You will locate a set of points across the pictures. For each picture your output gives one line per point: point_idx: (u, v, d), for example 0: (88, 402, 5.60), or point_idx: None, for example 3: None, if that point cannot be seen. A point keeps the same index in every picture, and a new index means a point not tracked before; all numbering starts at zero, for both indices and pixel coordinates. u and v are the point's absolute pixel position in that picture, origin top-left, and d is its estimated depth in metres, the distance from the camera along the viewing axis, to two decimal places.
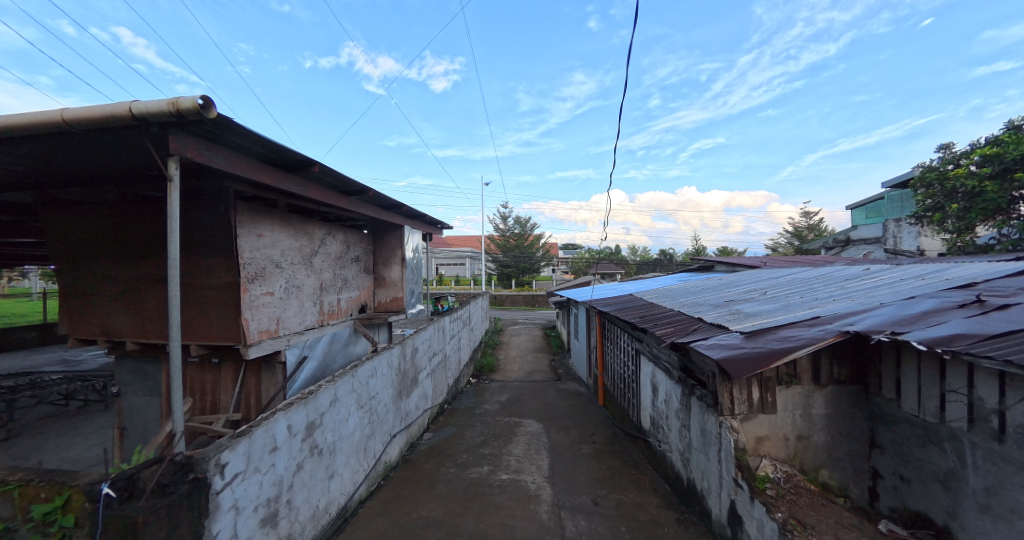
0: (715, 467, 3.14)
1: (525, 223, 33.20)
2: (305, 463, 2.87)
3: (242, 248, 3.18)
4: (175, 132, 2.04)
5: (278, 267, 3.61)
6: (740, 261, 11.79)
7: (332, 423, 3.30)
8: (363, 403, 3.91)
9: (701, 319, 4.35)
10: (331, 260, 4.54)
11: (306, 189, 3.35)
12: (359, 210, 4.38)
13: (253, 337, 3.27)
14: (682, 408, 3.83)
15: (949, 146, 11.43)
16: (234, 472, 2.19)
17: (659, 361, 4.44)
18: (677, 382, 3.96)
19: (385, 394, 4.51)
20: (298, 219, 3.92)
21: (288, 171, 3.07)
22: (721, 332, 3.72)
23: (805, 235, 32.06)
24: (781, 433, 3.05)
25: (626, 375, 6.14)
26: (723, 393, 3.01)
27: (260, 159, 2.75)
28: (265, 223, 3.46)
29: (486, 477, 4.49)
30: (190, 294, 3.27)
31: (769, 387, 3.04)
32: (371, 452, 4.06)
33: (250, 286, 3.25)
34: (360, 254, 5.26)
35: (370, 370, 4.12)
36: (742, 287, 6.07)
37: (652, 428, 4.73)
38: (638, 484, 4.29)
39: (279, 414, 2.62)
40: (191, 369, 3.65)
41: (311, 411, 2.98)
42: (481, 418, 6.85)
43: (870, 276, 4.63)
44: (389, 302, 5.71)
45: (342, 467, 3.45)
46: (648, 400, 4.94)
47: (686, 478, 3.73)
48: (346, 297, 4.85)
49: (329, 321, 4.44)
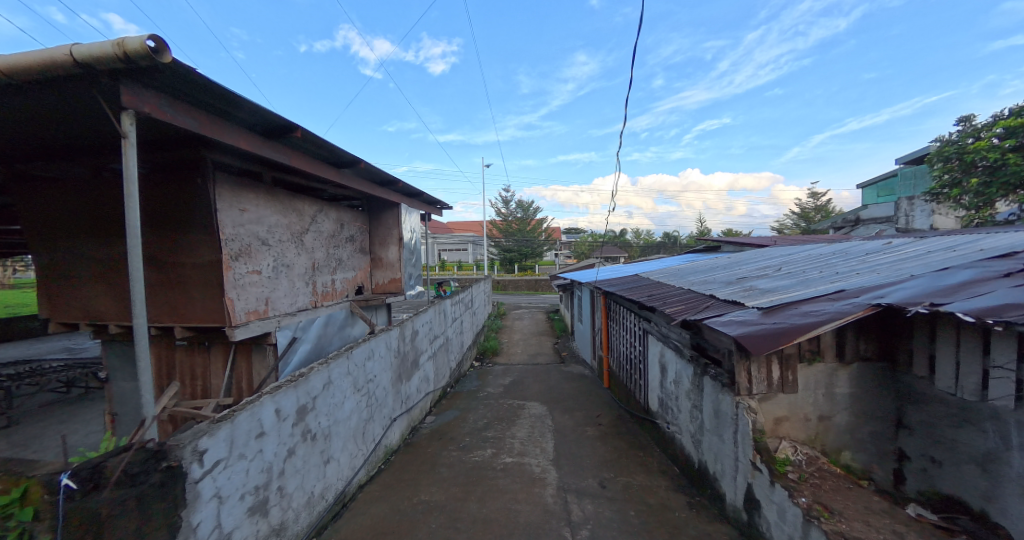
0: (730, 449, 2.98)
1: (526, 207, 32.73)
2: (297, 449, 2.73)
3: (223, 223, 2.97)
4: (128, 83, 1.76)
5: (265, 244, 3.37)
6: (749, 240, 11.56)
7: (327, 407, 3.15)
8: (360, 387, 3.77)
9: (713, 296, 4.16)
10: (324, 239, 4.33)
11: (289, 157, 3.09)
12: (350, 184, 4.14)
13: (241, 317, 3.09)
14: (693, 389, 3.65)
15: (970, 117, 11.00)
16: (216, 459, 2.03)
17: (669, 341, 4.24)
18: (687, 362, 3.77)
19: (384, 377, 4.36)
20: (285, 194, 3.70)
21: (268, 137, 2.82)
22: (736, 308, 3.53)
23: (811, 215, 31.57)
24: (801, 413, 2.86)
25: (632, 356, 5.99)
26: (741, 372, 2.84)
27: (234, 123, 2.50)
28: (248, 197, 3.23)
29: (489, 460, 4.37)
30: (173, 274, 3.07)
31: (790, 365, 2.84)
32: (370, 437, 3.93)
33: (234, 264, 3.04)
34: (355, 234, 5.04)
35: (367, 352, 3.94)
36: (752, 265, 5.82)
37: (661, 410, 4.56)
38: (646, 467, 4.16)
39: (266, 397, 2.46)
40: (180, 353, 3.51)
41: (302, 394, 2.82)
42: (484, 401, 6.74)
43: (890, 251, 4.39)
44: (387, 283, 5.49)
45: (340, 452, 3.33)
46: (656, 381, 4.78)
47: (698, 460, 3.58)
48: (341, 278, 4.66)
49: (324, 302, 4.25)
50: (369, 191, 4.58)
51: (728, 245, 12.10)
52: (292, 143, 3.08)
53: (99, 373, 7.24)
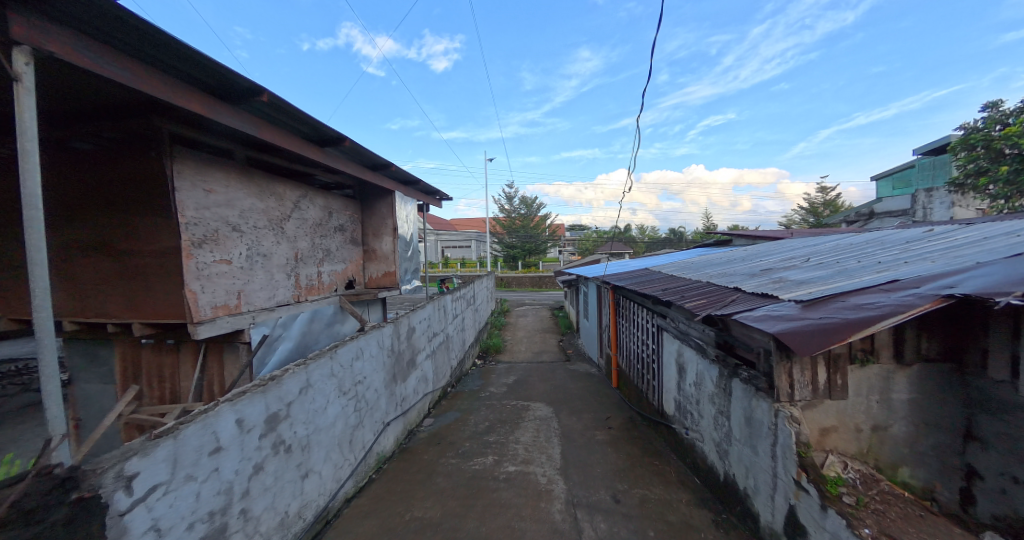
0: (766, 463, 2.59)
1: (531, 203, 32.28)
2: (265, 464, 2.37)
3: (184, 204, 2.59)
4: (20, 11, 1.37)
5: (236, 230, 2.99)
6: (761, 233, 11.10)
7: (306, 413, 2.79)
8: (347, 389, 3.40)
9: (738, 289, 3.74)
10: (308, 228, 3.96)
11: (258, 128, 2.70)
12: (336, 165, 3.75)
13: (206, 313, 2.72)
14: (718, 392, 3.25)
15: (998, 103, 10.43)
16: (152, 484, 1.67)
17: (688, 338, 3.84)
18: (710, 362, 3.37)
19: (375, 378, 4.00)
20: (261, 175, 3.32)
21: (227, 101, 2.42)
22: (768, 301, 3.12)
23: (820, 210, 30.92)
24: (851, 423, 2.46)
25: (644, 354, 5.58)
26: (781, 375, 2.44)
27: (179, 78, 2.09)
28: (215, 176, 2.85)
29: (490, 469, 4.00)
30: (128, 264, 2.69)
31: (839, 367, 2.43)
32: (358, 444, 3.57)
33: (197, 252, 2.66)
34: (345, 223, 4.67)
35: (355, 351, 3.57)
36: (775, 257, 5.37)
37: (678, 414, 4.16)
38: (662, 477, 3.77)
39: (225, 406, 2.09)
40: (147, 352, 3.19)
41: (273, 400, 2.46)
42: (486, 402, 6.37)
43: (935, 238, 3.95)
44: (381, 277, 5.10)
45: (322, 463, 2.98)
46: (672, 382, 4.37)
47: (724, 472, 3.18)
48: (329, 270, 4.28)
49: (309, 296, 3.88)
50: (358, 174, 4.20)
51: (739, 237, 11.64)
52: (260, 110, 2.69)
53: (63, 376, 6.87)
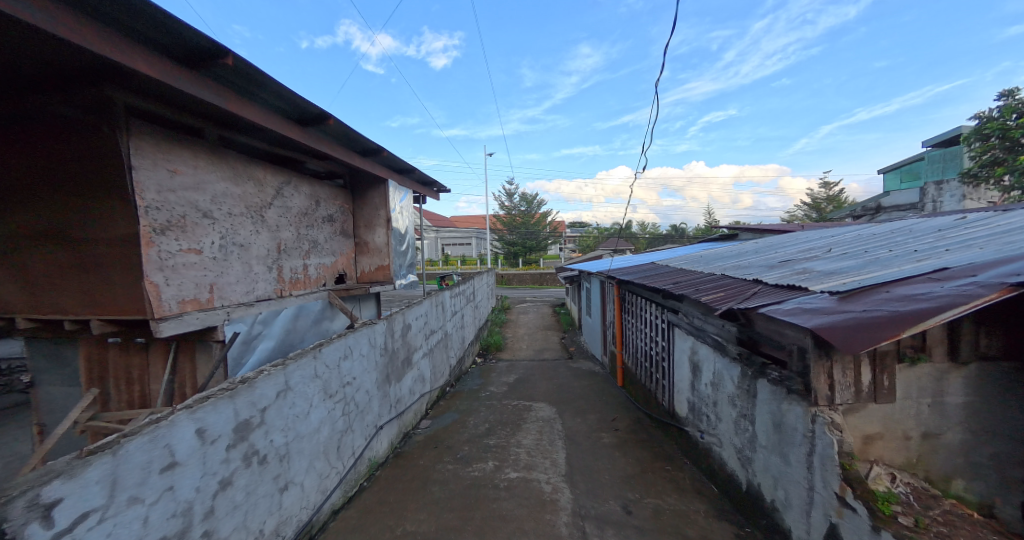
0: (799, 475, 2.30)
1: (531, 199, 31.93)
2: (234, 479, 2.08)
3: (143, 185, 2.29)
4: None
5: (207, 217, 2.70)
6: (768, 227, 10.81)
7: (285, 419, 2.51)
8: (334, 392, 3.12)
9: (759, 281, 3.44)
10: (293, 217, 3.66)
11: (225, 100, 2.40)
12: (321, 147, 3.46)
13: (171, 308, 2.44)
14: (740, 394, 2.96)
15: (1013, 92, 10.10)
16: (84, 512, 1.35)
17: (703, 335, 3.55)
18: (731, 360, 3.08)
19: (366, 379, 3.72)
20: (236, 157, 3.02)
21: (182, 64, 2.12)
22: (797, 293, 2.81)
23: (824, 205, 30.56)
24: (899, 430, 2.17)
25: (652, 351, 5.30)
26: (819, 376, 2.15)
27: (121, 31, 1.79)
28: (181, 156, 2.55)
29: (490, 476, 3.73)
30: (84, 253, 2.40)
31: (886, 367, 2.14)
32: (347, 450, 3.30)
33: (160, 239, 2.37)
34: (333, 213, 4.37)
35: (342, 350, 3.29)
36: (791, 248, 5.07)
37: (692, 416, 3.88)
38: (676, 485, 3.49)
39: (182, 414, 1.80)
40: (113, 352, 2.91)
41: (244, 406, 2.16)
42: (486, 402, 6.10)
43: (971, 225, 3.64)
44: (374, 271, 4.81)
45: (304, 473, 2.70)
46: (684, 382, 4.08)
47: (747, 481, 2.89)
48: (317, 263, 3.99)
49: (293, 291, 3.59)
50: (346, 160, 3.91)
51: (745, 232, 11.33)
52: (227, 79, 2.41)
53: (24, 377, 6.91)
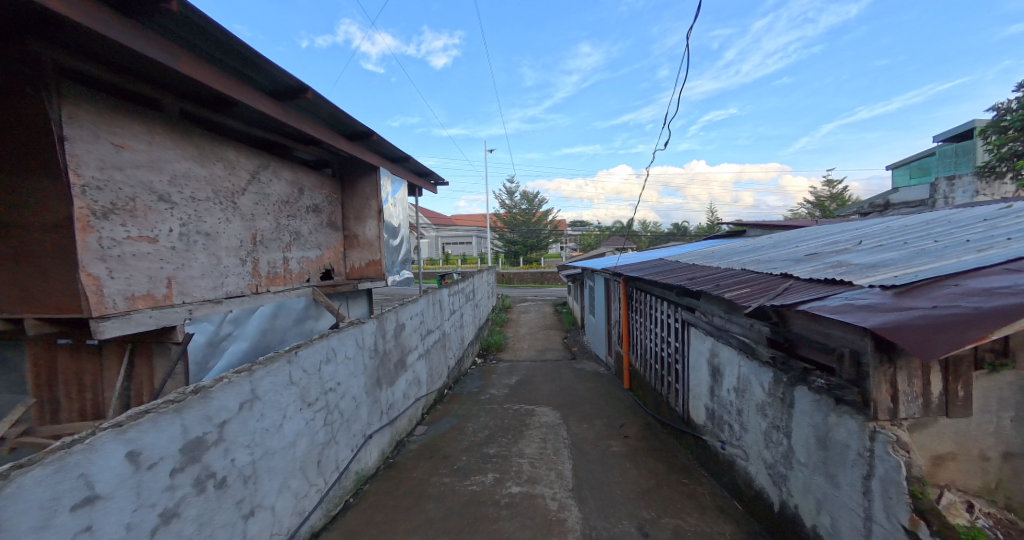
0: (852, 501, 1.95)
1: (531, 197, 31.55)
2: (182, 508, 1.73)
3: (80, 160, 1.94)
4: None
5: (164, 200, 2.36)
6: (777, 222, 10.43)
7: (250, 433, 2.17)
8: (314, 400, 2.79)
9: (789, 275, 3.08)
10: (271, 205, 3.32)
11: (174, 58, 2.05)
12: (301, 127, 3.12)
13: (116, 305, 2.09)
14: (772, 402, 2.61)
15: None
16: None
17: (726, 335, 3.20)
18: (760, 364, 2.73)
19: (353, 384, 3.38)
20: (202, 135, 2.68)
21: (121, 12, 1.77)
22: (840, 288, 2.45)
23: (829, 203, 30.14)
24: (975, 450, 1.82)
25: (663, 353, 4.96)
26: (881, 385, 1.79)
27: None
28: (130, 128, 2.20)
29: (490, 490, 3.39)
30: (14, 241, 2.05)
31: (962, 374, 1.78)
32: (330, 464, 2.96)
33: (103, 224, 2.03)
34: (319, 203, 4.03)
35: (325, 352, 2.94)
36: (813, 242, 4.72)
37: (711, 424, 3.53)
38: (696, 502, 3.14)
39: (107, 434, 1.45)
40: (64, 356, 2.56)
41: (195, 420, 1.82)
42: (486, 406, 5.76)
43: (1023, 213, 3.28)
44: (364, 266, 4.45)
45: (276, 494, 2.36)
46: (702, 386, 3.74)
47: (781, 502, 2.55)
48: (299, 257, 3.65)
49: (271, 287, 3.26)
50: (332, 143, 3.56)
51: (753, 227, 10.93)
52: (173, 32, 2.06)
53: None
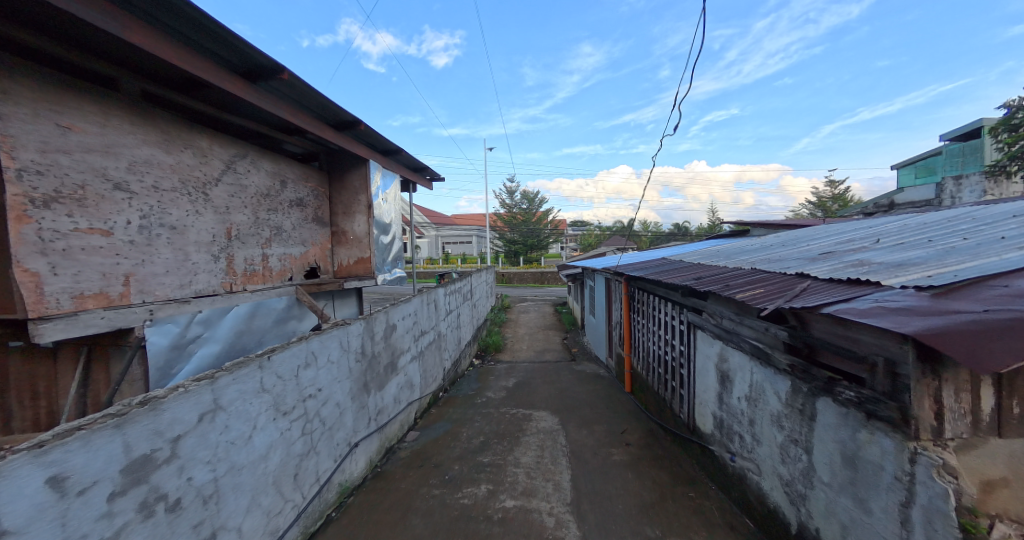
0: (886, 529, 1.73)
1: (531, 197, 31.33)
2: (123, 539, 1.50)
3: (15, 141, 1.71)
4: None
5: (121, 189, 2.14)
6: (781, 221, 10.19)
7: (211, 448, 1.95)
8: (290, 408, 2.57)
9: (805, 275, 2.86)
10: (249, 198, 3.10)
11: (124, 29, 1.83)
12: (281, 114, 2.90)
13: (60, 305, 1.87)
14: (790, 413, 2.39)
15: None
16: None
17: (737, 339, 2.97)
18: (776, 371, 2.51)
19: (337, 390, 3.16)
20: (169, 120, 2.46)
21: None
22: (866, 289, 2.23)
23: (830, 204, 29.86)
24: None
25: (667, 356, 4.73)
26: (922, 400, 1.58)
27: None
28: (81, 108, 1.99)
29: (483, 504, 3.17)
30: None
31: (1017, 388, 1.56)
32: (309, 477, 2.74)
33: (45, 215, 1.81)
34: (304, 197, 3.81)
35: (304, 356, 2.73)
36: (826, 240, 4.49)
37: (720, 433, 3.31)
38: (704, 519, 2.92)
39: (23, 457, 1.21)
40: (15, 359, 2.29)
41: (140, 436, 1.59)
42: (482, 410, 5.54)
43: None
44: (353, 264, 4.23)
45: (244, 514, 2.14)
46: (709, 393, 3.52)
47: (799, 523, 2.32)
48: (281, 254, 3.45)
49: (248, 285, 3.07)
50: (316, 132, 3.34)
51: (757, 226, 10.69)
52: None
53: None
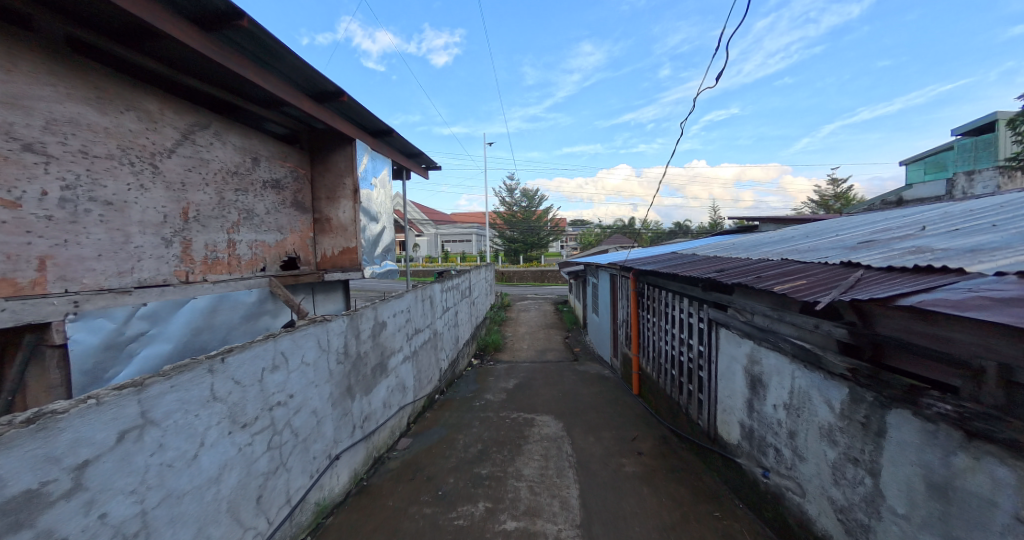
0: None
1: (531, 194, 30.91)
2: None
3: None
4: None
5: (34, 151, 1.77)
6: (792, 216, 9.78)
7: (137, 474, 1.54)
8: (252, 419, 2.18)
9: (855, 264, 2.45)
10: (212, 175, 2.71)
11: None
12: (248, 76, 2.50)
13: None
14: (848, 427, 1.99)
15: None
16: None
17: (773, 338, 2.58)
18: (828, 377, 2.11)
19: (314, 396, 2.77)
20: (105, 75, 2.08)
21: None
22: (944, 276, 1.83)
23: (834, 202, 29.44)
24: None
25: (681, 357, 4.34)
26: None
27: None
28: None
29: (480, 526, 2.77)
30: None
31: None
32: (276, 498, 2.34)
33: None
34: (281, 178, 3.41)
35: (270, 357, 2.33)
36: (857, 230, 4.09)
37: (749, 444, 2.91)
38: None
39: None
40: None
41: (22, 466, 1.17)
42: (480, 414, 5.16)
43: None
44: (337, 255, 3.83)
45: None
46: (735, 399, 3.12)
47: None
48: (251, 241, 3.06)
49: (209, 275, 2.70)
50: (294, 102, 2.92)
51: (767, 222, 10.26)
52: None
53: None
